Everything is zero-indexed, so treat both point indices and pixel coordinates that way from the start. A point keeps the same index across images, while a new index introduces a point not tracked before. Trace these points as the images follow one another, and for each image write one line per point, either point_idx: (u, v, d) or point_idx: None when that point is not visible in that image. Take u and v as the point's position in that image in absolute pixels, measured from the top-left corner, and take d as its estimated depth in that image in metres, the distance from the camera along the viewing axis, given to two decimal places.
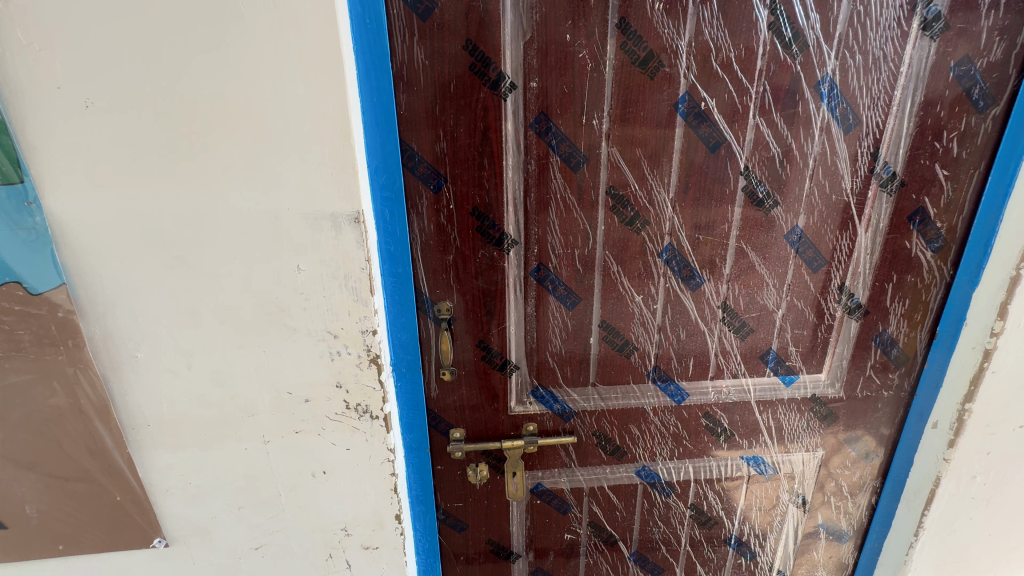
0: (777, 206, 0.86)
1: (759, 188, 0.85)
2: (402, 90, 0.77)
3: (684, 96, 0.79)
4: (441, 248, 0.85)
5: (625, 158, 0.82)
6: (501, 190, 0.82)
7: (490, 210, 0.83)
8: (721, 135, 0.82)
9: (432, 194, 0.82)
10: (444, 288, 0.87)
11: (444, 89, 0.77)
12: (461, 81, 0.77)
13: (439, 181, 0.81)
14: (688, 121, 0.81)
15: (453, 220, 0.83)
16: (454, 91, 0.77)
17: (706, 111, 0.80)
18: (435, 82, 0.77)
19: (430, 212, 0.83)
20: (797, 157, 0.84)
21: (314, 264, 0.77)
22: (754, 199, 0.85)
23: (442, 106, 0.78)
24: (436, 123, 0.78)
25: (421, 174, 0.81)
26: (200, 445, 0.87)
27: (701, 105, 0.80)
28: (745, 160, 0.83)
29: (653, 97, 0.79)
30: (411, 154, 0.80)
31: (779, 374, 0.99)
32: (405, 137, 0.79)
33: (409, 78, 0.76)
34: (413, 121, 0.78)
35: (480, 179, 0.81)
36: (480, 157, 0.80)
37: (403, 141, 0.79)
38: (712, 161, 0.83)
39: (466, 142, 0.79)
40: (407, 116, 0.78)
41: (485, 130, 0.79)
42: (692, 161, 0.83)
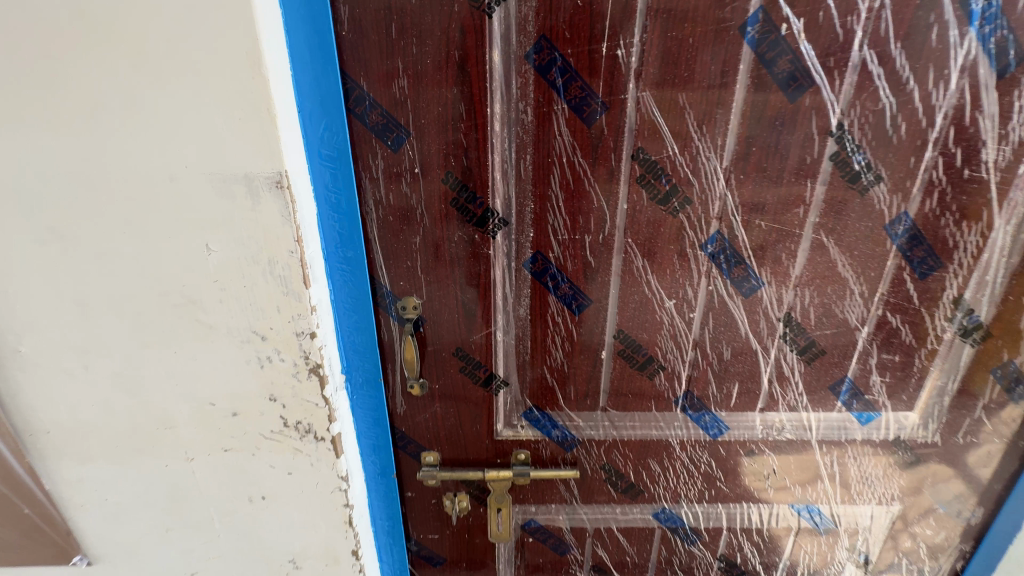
0: (880, 183, 0.60)
1: (856, 157, 0.59)
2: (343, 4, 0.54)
3: (757, 13, 0.53)
4: (403, 227, 0.63)
5: (664, 107, 0.57)
6: (485, 150, 0.59)
7: (470, 177, 0.60)
8: (809, 77, 0.56)
9: (390, 153, 0.60)
10: (409, 280, 0.66)
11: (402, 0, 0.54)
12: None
13: (399, 134, 0.59)
14: (761, 53, 0.55)
15: (419, 189, 0.61)
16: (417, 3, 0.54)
17: (788, 38, 0.54)
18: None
19: (389, 178, 0.61)
20: (918, 113, 0.57)
21: (229, 244, 0.57)
22: (847, 172, 0.60)
23: (401, 27, 0.55)
24: (394, 51, 0.56)
25: (373, 125, 0.59)
26: (112, 459, 0.71)
27: (781, 29, 0.54)
28: (840, 116, 0.57)
29: (711, 15, 0.53)
30: (360, 95, 0.58)
31: (853, 410, 0.75)
32: (351, 72, 0.57)
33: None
34: (362, 47, 0.56)
35: (456, 133, 0.59)
36: (454, 102, 0.57)
37: (346, 77, 0.57)
38: (791, 116, 0.57)
39: (435, 80, 0.57)
40: (353, 41, 0.56)
41: (461, 63, 0.56)
42: (761, 115, 0.57)
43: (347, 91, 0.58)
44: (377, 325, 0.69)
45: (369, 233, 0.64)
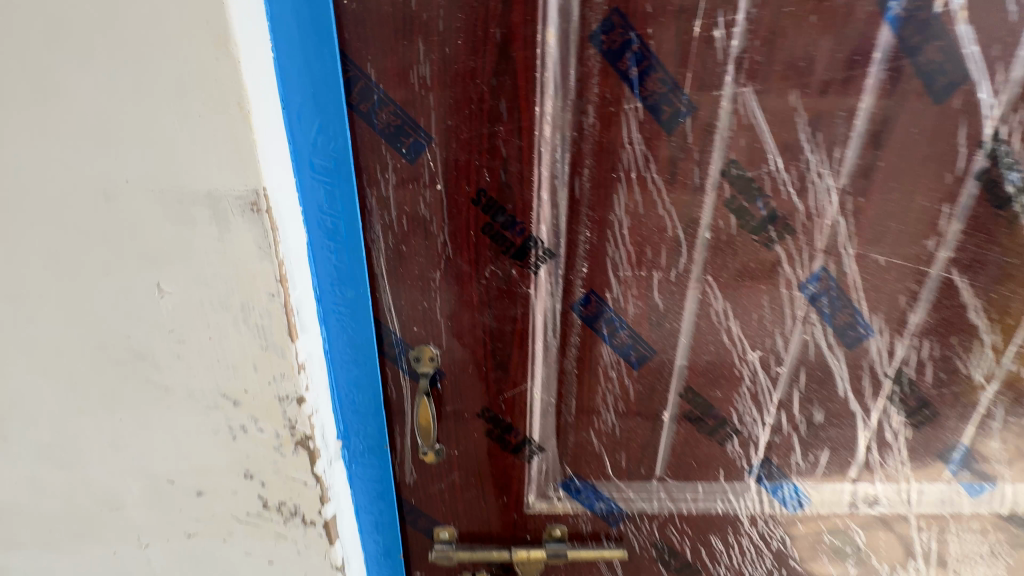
0: None
1: (1010, 175, 0.45)
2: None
3: None
4: (418, 259, 0.49)
5: (771, 107, 0.43)
6: (530, 161, 0.45)
7: (508, 197, 0.46)
8: (963, 70, 0.42)
9: (404, 164, 0.45)
10: (424, 326, 0.52)
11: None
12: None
13: (417, 139, 0.44)
14: (906, 36, 0.41)
15: (441, 210, 0.47)
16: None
17: (942, 18, 0.40)
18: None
19: (402, 197, 0.46)
20: None
21: (188, 283, 0.43)
22: (995, 195, 0.46)
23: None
24: (413, 28, 0.41)
25: (382, 127, 0.44)
26: (44, 545, 0.56)
27: (935, 5, 0.40)
28: (997, 122, 0.44)
29: None
30: (365, 87, 0.43)
31: (964, 481, 0.61)
32: (354, 56, 0.42)
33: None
34: (368, 20, 0.41)
35: (493, 140, 0.44)
36: (492, 97, 0.43)
37: (348, 61, 0.42)
38: (934, 122, 0.44)
39: (468, 67, 0.42)
40: (358, 12, 0.41)
41: (503, 45, 0.41)
42: (896, 120, 0.43)
43: (349, 81, 0.43)
44: (383, 380, 0.54)
45: (372, 268, 0.49)
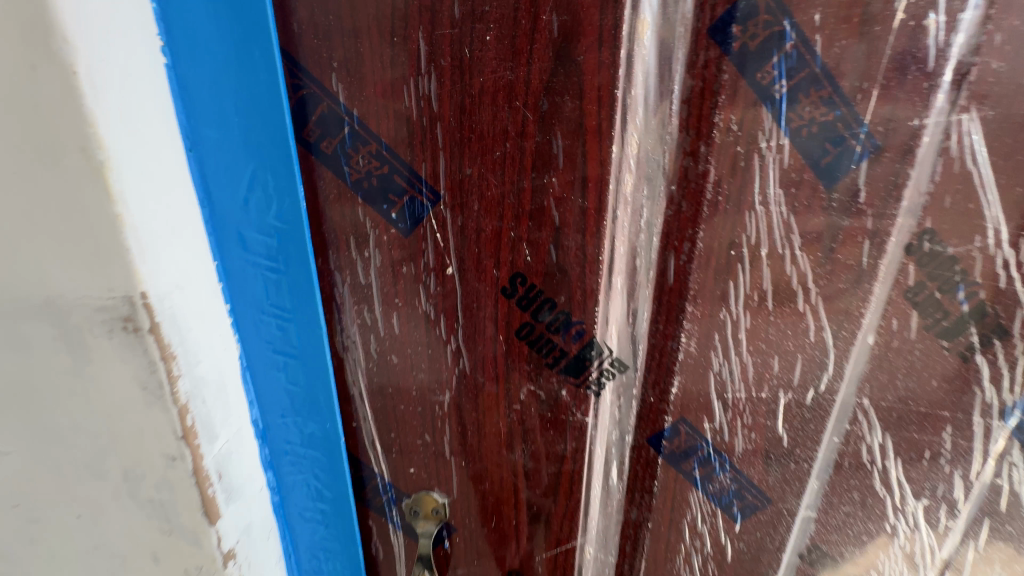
0: None
1: None
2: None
3: None
4: (417, 376, 0.31)
5: (1014, 149, 0.25)
6: (598, 232, 0.28)
7: (561, 286, 0.29)
8: None
9: (396, 236, 0.28)
10: (426, 466, 0.34)
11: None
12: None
13: (415, 198, 0.27)
14: None
15: (452, 307, 0.29)
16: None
17: None
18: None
19: (391, 287, 0.29)
20: None
21: (31, 438, 0.26)
22: None
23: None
24: (409, 12, 0.24)
25: (358, 178, 0.27)
26: None
27: None
28: None
29: None
30: (331, 114, 0.25)
31: None
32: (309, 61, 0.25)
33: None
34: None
35: (540, 199, 0.27)
36: (542, 132, 0.25)
37: (296, 68, 0.25)
38: None
39: (501, 80, 0.25)
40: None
41: (563, 44, 0.24)
42: None
43: (303, 103, 0.25)
44: (364, 538, 0.37)
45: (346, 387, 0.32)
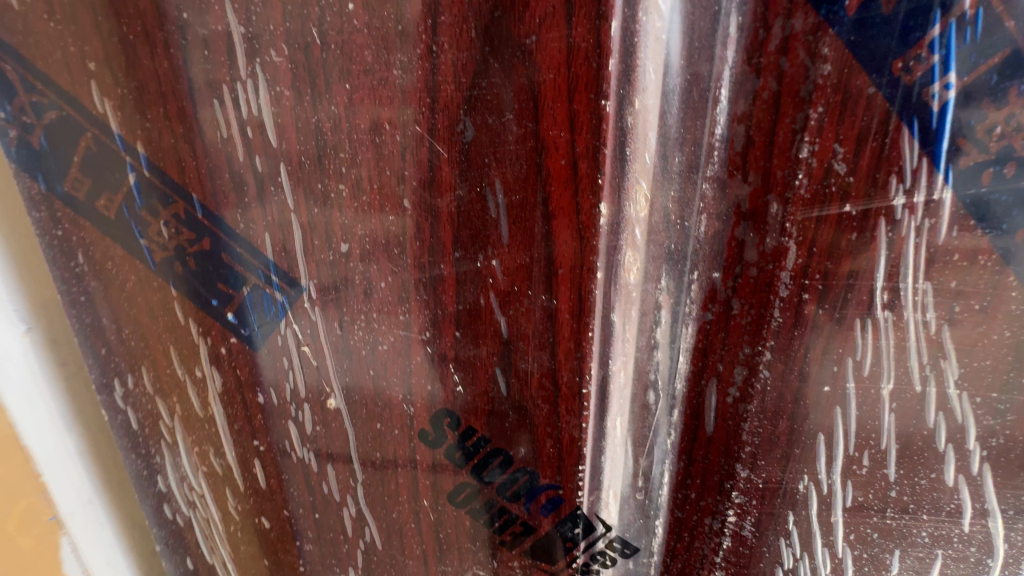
0: None
1: None
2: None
3: None
4: (303, 547, 0.20)
5: None
6: (579, 349, 0.16)
7: (519, 433, 0.17)
8: None
9: (241, 350, 0.17)
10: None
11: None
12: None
13: (261, 289, 0.16)
14: None
15: (343, 456, 0.18)
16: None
17: None
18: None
19: (247, 424, 0.18)
20: None
21: None
22: None
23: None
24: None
25: (165, 259, 0.16)
26: None
27: None
28: None
29: None
30: (102, 152, 0.15)
31: None
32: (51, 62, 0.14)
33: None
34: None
35: (473, 295, 0.15)
36: (468, 181, 0.14)
37: (28, 80, 0.14)
38: None
39: (382, 86, 0.13)
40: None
41: (496, 13, 0.12)
42: None
43: (50, 136, 0.14)
44: None
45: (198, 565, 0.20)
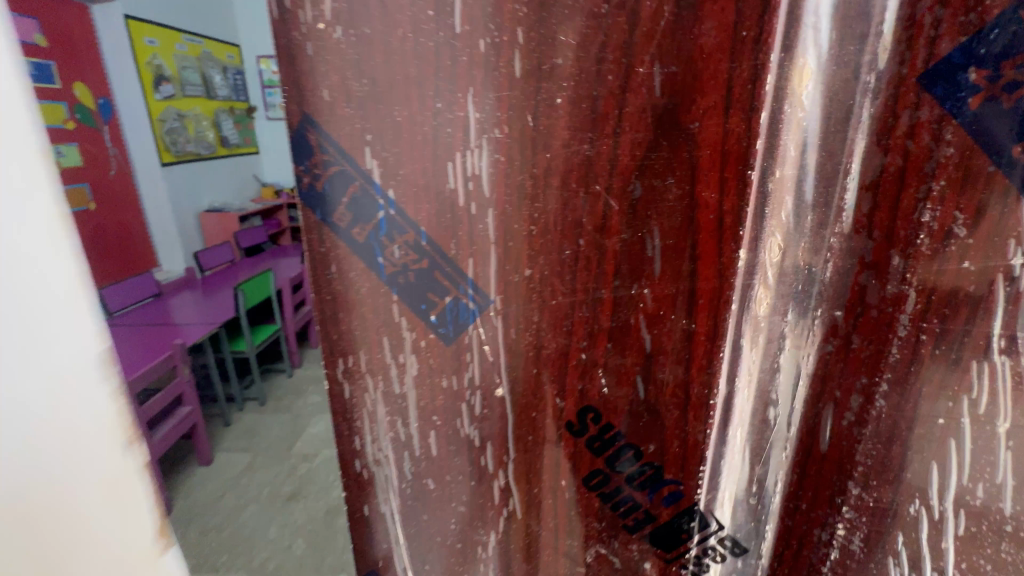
0: None
1: None
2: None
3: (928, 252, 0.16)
4: (456, 510, 0.24)
5: None
6: (710, 367, 0.19)
7: (648, 431, 0.20)
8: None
9: (435, 345, 0.21)
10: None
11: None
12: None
13: (459, 300, 0.20)
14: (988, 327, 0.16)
15: (496, 433, 0.23)
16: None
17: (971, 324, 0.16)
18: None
19: (427, 404, 0.23)
20: None
21: None
22: None
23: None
24: (455, 67, 0.17)
25: (393, 273, 0.20)
26: None
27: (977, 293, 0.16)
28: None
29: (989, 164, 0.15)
30: (366, 195, 0.19)
31: None
32: (336, 128, 0.18)
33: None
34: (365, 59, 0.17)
35: (625, 314, 0.19)
36: (633, 228, 0.18)
37: (316, 141, 0.18)
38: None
39: (576, 157, 0.17)
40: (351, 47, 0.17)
41: (670, 105, 0.16)
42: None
43: (332, 183, 0.19)
44: None
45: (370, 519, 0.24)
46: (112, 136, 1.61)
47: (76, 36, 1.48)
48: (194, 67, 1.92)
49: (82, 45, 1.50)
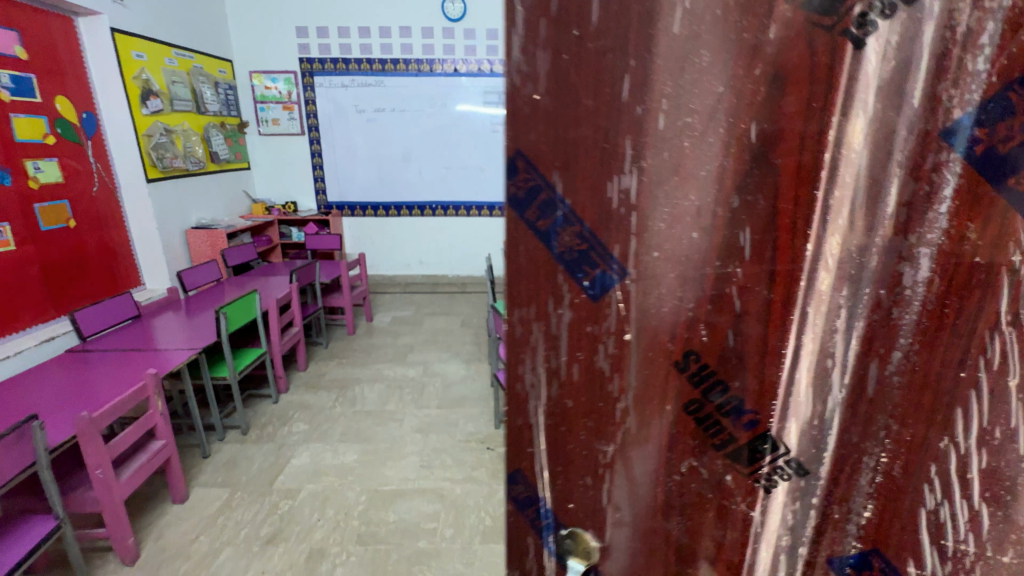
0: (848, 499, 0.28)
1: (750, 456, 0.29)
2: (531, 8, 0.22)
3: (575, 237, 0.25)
4: (586, 427, 0.30)
5: None
6: (784, 325, 0.26)
7: (731, 370, 0.28)
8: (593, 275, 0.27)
9: (585, 302, 0.27)
10: (589, 507, 0.31)
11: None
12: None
13: (604, 271, 0.26)
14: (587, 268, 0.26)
15: (622, 360, 0.28)
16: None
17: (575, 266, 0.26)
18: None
19: (576, 341, 0.28)
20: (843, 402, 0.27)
21: None
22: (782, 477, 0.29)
23: (641, 65, 0.23)
24: (617, 120, 0.24)
25: (563, 252, 0.26)
26: None
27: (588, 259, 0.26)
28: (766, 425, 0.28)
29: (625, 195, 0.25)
30: (551, 204, 0.25)
31: None
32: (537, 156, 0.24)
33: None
34: (557, 110, 0.24)
35: (722, 285, 0.26)
36: (732, 224, 0.25)
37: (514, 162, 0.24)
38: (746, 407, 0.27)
39: (695, 175, 0.25)
40: (544, 98, 0.23)
41: (761, 148, 0.24)
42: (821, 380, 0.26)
43: (529, 195, 0.25)
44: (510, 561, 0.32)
45: (522, 431, 0.30)
46: (94, 148, 2.05)
47: (61, 52, 1.91)
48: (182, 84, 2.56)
49: (66, 65, 1.93)
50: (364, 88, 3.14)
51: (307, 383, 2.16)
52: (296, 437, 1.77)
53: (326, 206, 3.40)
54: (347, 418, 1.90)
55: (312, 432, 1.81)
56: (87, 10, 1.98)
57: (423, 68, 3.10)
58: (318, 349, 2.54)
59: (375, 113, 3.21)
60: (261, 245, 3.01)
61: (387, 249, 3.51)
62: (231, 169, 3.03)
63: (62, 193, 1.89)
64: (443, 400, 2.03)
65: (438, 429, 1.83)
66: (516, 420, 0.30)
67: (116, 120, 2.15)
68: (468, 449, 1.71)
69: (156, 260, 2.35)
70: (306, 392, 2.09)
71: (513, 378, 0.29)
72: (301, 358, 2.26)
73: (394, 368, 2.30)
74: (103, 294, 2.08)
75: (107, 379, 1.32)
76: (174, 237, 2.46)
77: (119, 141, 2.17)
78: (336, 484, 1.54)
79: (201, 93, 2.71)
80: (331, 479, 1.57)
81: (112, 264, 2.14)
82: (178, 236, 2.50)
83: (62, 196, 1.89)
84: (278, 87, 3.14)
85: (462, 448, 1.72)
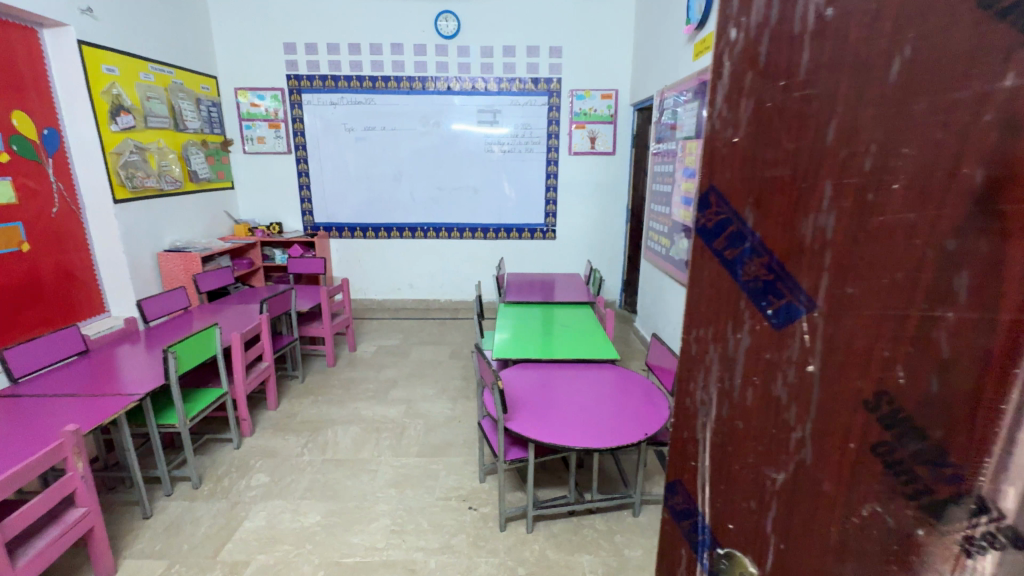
0: None
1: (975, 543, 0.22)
2: (741, 62, 0.22)
3: (775, 268, 0.22)
4: (750, 457, 0.26)
5: None
6: (1007, 384, 0.20)
7: (937, 414, 0.21)
8: (785, 310, 0.23)
9: (766, 332, 0.24)
10: (752, 535, 0.27)
11: (880, 52, 0.19)
12: (961, 15, 0.17)
13: (794, 306, 0.22)
14: (776, 303, 0.23)
15: (796, 392, 0.24)
16: (917, 53, 0.18)
17: (762, 298, 0.23)
18: (857, 29, 0.19)
19: (751, 366, 0.25)
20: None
21: None
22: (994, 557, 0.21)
23: (851, 114, 0.20)
24: (819, 163, 0.21)
25: (746, 282, 0.24)
26: None
27: (786, 296, 0.22)
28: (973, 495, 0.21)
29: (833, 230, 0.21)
30: (739, 237, 0.23)
31: None
32: (733, 190, 0.23)
33: (779, 18, 0.21)
34: (752, 159, 0.23)
35: (928, 328, 0.20)
36: (951, 260, 0.19)
37: (709, 190, 0.24)
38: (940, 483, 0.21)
39: (903, 223, 0.20)
40: (743, 141, 0.23)
41: (1008, 174, 0.18)
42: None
43: (719, 229, 0.24)
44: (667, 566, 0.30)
45: (688, 443, 0.28)
46: (54, 168, 2.05)
47: (22, 65, 1.92)
48: (161, 99, 2.58)
49: (30, 85, 1.95)
50: (353, 106, 3.17)
51: (275, 427, 1.89)
52: (254, 494, 1.50)
53: (313, 227, 3.41)
54: (314, 468, 1.63)
55: (273, 486, 1.54)
56: (53, 22, 2.00)
57: (415, 85, 3.15)
58: (292, 384, 2.29)
59: (365, 132, 3.22)
60: (237, 268, 2.94)
61: (374, 273, 3.50)
62: (209, 189, 3.02)
63: (14, 215, 1.88)
64: (422, 446, 1.76)
65: (415, 484, 1.55)
66: (681, 432, 0.29)
67: (82, 138, 2.16)
68: (446, 510, 1.43)
69: (120, 282, 2.36)
70: (271, 436, 1.82)
71: (686, 392, 0.28)
72: (270, 398, 2.01)
73: (372, 409, 2.04)
74: (56, 321, 2.07)
75: (60, 420, 1.22)
76: (144, 259, 2.47)
77: (84, 159, 2.17)
78: (290, 555, 1.27)
79: (179, 110, 2.73)
80: (285, 548, 1.29)
81: (73, 290, 2.15)
82: (150, 257, 2.51)
83: (15, 218, 1.88)
84: (265, 105, 3.17)
85: (439, 509, 1.44)
